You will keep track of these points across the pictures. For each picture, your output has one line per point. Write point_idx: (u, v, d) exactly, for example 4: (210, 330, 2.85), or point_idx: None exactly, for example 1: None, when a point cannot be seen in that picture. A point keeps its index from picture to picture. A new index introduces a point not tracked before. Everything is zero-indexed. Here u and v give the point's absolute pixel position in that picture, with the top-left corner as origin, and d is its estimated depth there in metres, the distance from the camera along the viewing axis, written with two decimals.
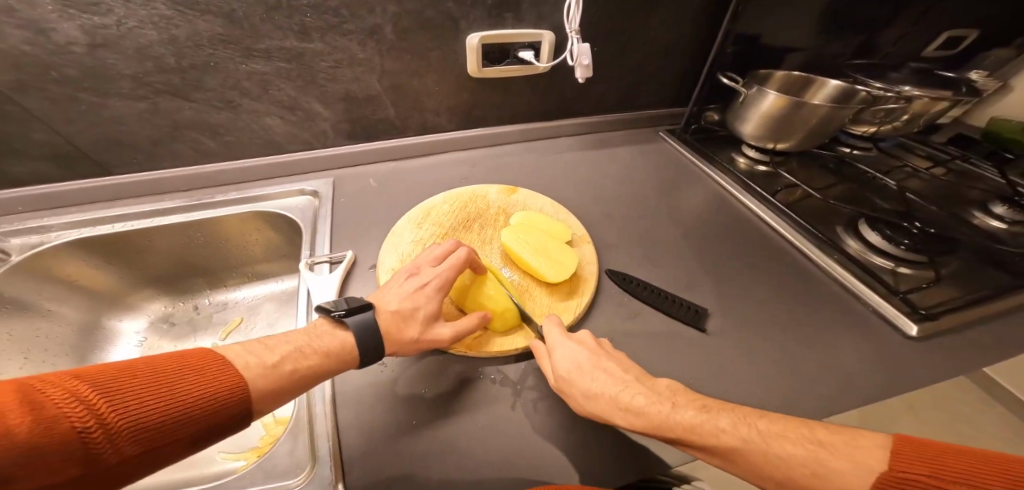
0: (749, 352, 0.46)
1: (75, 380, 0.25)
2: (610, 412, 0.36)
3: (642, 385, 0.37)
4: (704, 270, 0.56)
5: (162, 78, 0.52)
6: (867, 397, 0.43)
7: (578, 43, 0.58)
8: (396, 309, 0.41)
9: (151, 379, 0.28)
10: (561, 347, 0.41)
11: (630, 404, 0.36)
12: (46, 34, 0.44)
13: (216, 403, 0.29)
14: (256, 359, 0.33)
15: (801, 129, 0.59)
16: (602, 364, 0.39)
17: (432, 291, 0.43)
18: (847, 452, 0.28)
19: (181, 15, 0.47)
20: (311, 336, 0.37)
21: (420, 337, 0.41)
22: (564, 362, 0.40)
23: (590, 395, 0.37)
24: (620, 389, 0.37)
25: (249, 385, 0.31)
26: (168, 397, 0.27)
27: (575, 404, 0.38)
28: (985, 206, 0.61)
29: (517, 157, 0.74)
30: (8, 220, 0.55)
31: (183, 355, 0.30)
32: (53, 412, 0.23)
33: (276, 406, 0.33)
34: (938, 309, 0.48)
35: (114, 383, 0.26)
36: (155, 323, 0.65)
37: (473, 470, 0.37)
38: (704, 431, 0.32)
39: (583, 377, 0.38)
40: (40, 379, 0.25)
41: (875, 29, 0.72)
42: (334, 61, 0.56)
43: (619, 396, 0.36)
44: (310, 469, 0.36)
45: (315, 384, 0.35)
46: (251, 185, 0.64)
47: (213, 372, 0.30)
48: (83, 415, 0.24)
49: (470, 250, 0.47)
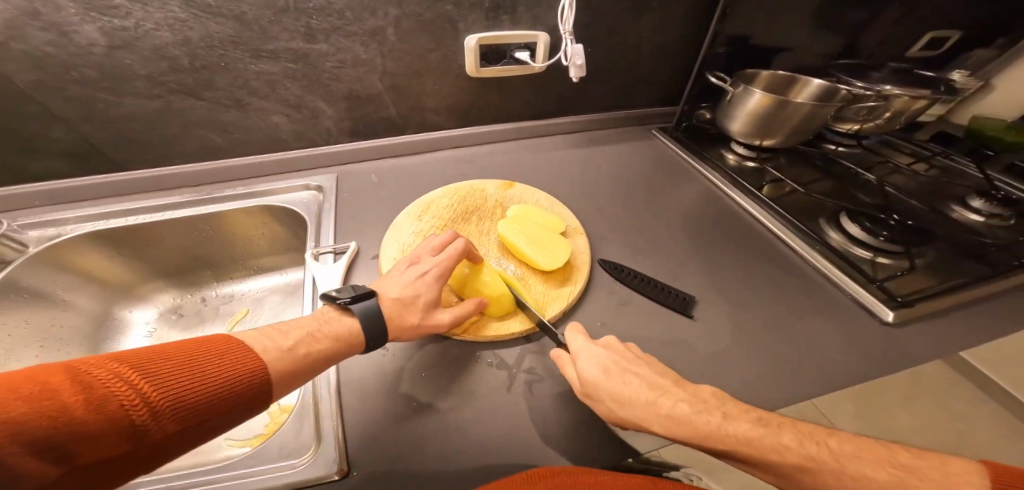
0: (734, 338, 0.49)
1: (117, 362, 0.27)
2: (649, 419, 0.37)
3: (678, 390, 0.38)
4: (692, 261, 0.58)
5: (175, 77, 0.54)
6: (846, 379, 0.45)
7: (572, 44, 0.60)
8: (397, 297, 0.43)
9: (185, 361, 0.30)
10: (586, 349, 0.41)
11: (673, 412, 0.36)
12: (68, 36, 0.47)
13: (243, 384, 0.31)
14: (274, 344, 0.35)
15: (786, 127, 0.62)
16: (633, 368, 0.40)
17: (431, 280, 0.45)
18: (935, 477, 0.31)
19: (195, 18, 0.50)
20: (320, 321, 0.39)
21: (421, 323, 0.43)
22: (592, 366, 0.39)
23: (624, 401, 0.37)
24: (658, 395, 0.37)
25: (270, 367, 0.33)
26: (202, 377, 0.29)
27: (603, 409, 0.39)
28: (964, 200, 0.63)
29: (513, 154, 0.77)
30: (26, 214, 0.58)
31: (208, 339, 0.32)
32: (101, 391, 0.25)
33: (297, 386, 0.35)
34: (913, 296, 0.50)
35: (152, 366, 0.28)
36: (165, 314, 0.67)
37: (469, 450, 0.39)
38: (762, 446, 0.33)
39: (617, 382, 0.38)
40: (84, 362, 0.27)
41: (860, 30, 0.75)
42: (339, 61, 0.59)
43: (656, 401, 0.37)
44: (315, 448, 0.38)
45: (326, 367, 0.37)
46: (257, 181, 0.66)
47: (238, 356, 0.32)
48: (128, 394, 0.26)
49: (467, 242, 0.50)
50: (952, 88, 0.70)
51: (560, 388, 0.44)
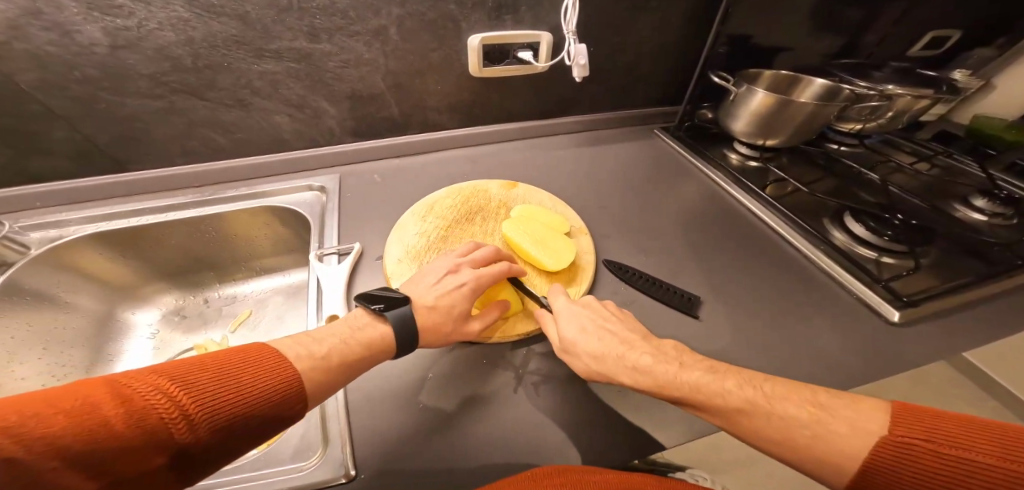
0: (738, 338, 0.49)
1: (156, 375, 0.28)
2: (618, 372, 0.39)
3: (646, 343, 0.40)
4: (696, 261, 0.58)
5: (178, 77, 0.54)
6: (850, 379, 0.45)
7: (575, 43, 0.60)
8: (433, 306, 0.42)
9: (221, 372, 0.29)
10: (569, 311, 0.44)
11: (637, 363, 0.38)
12: (71, 36, 0.47)
13: (275, 394, 0.30)
14: (306, 352, 0.34)
15: (791, 124, 0.61)
16: (606, 325, 0.42)
17: (470, 291, 0.44)
18: (848, 416, 0.31)
19: (198, 17, 0.49)
20: (352, 328, 0.39)
21: (453, 332, 0.43)
22: (570, 325, 0.42)
23: (595, 354, 0.40)
24: (626, 349, 0.39)
25: (302, 379, 0.32)
26: (235, 389, 0.29)
27: (579, 364, 0.41)
28: (966, 199, 0.64)
29: (516, 154, 0.77)
30: (27, 215, 0.57)
31: (246, 350, 0.32)
32: (140, 404, 0.26)
33: (330, 395, 0.35)
34: (919, 296, 0.50)
35: (190, 377, 0.28)
36: (168, 315, 0.67)
37: (476, 451, 0.39)
38: (709, 391, 0.35)
39: (591, 337, 0.41)
40: (126, 376, 0.27)
41: (862, 30, 0.75)
42: (342, 61, 0.59)
43: (624, 354, 0.39)
44: (322, 450, 0.38)
45: (359, 373, 0.37)
46: (259, 182, 0.66)
47: (271, 366, 0.31)
48: (166, 407, 0.27)
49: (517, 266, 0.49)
50: (954, 87, 0.70)
51: (568, 388, 0.44)
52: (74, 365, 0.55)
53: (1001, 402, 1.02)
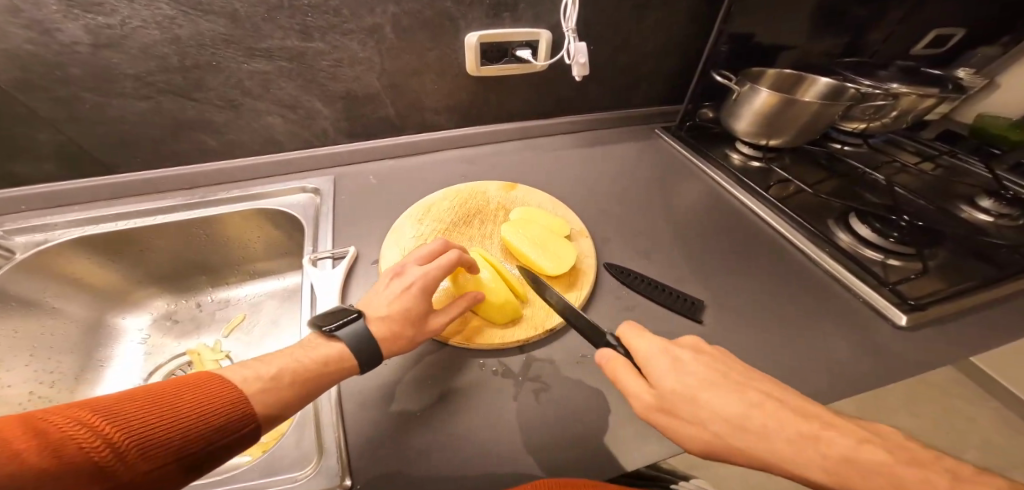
0: (743, 342, 0.48)
1: (79, 408, 0.27)
2: (806, 464, 0.26)
3: (844, 421, 0.28)
4: (699, 265, 0.57)
5: (165, 77, 0.53)
6: (858, 384, 0.44)
7: (575, 42, 0.59)
8: (387, 315, 0.41)
9: (152, 400, 0.29)
10: (664, 353, 0.32)
11: (830, 447, 0.26)
12: (51, 34, 0.45)
13: (218, 418, 0.30)
14: (254, 373, 0.34)
15: (797, 123, 0.60)
16: (757, 385, 0.30)
17: (419, 291, 0.42)
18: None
19: (184, 15, 0.48)
20: (306, 348, 0.38)
21: (417, 334, 0.41)
22: (690, 379, 0.30)
23: (745, 428, 0.27)
24: (818, 427, 0.27)
25: (251, 399, 0.32)
26: (172, 415, 0.28)
27: (700, 435, 0.29)
28: (972, 200, 0.63)
29: (515, 154, 0.75)
30: (11, 218, 0.56)
31: (181, 378, 0.32)
32: (59, 434, 0.25)
33: (285, 417, 0.34)
34: (927, 299, 0.49)
35: (116, 407, 0.28)
36: (159, 320, 0.65)
37: (475, 461, 0.38)
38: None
39: (731, 403, 0.29)
40: (44, 411, 0.26)
41: (865, 28, 0.74)
42: (335, 60, 0.57)
43: (812, 434, 0.27)
44: (317, 460, 0.37)
45: (320, 393, 0.36)
46: (252, 184, 0.65)
47: (212, 390, 0.31)
48: (89, 437, 0.26)
49: (461, 251, 0.46)
50: (959, 86, 0.69)
51: (569, 397, 0.43)
52: (63, 372, 0.53)
53: (1002, 402, 1.02)
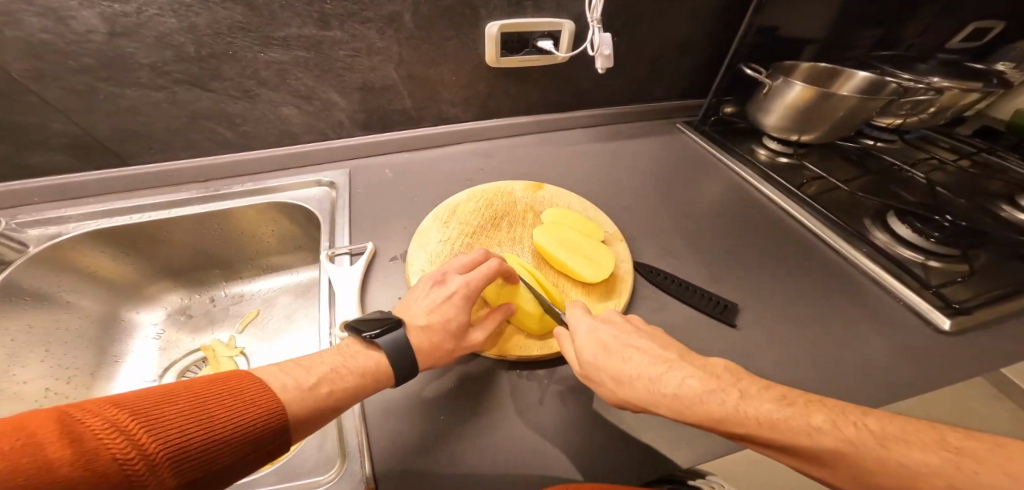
0: (774, 345, 0.46)
1: (116, 408, 0.24)
2: (654, 401, 0.33)
3: (686, 363, 0.34)
4: (726, 266, 0.55)
5: (180, 67, 0.51)
6: (899, 389, 0.42)
7: (600, 33, 0.56)
8: (427, 325, 0.39)
9: (191, 404, 0.27)
10: (585, 329, 0.38)
11: (672, 388, 0.32)
12: (66, 22, 0.44)
13: (255, 429, 0.28)
14: (294, 381, 0.32)
15: (833, 117, 0.57)
16: (634, 342, 0.36)
17: (462, 301, 0.41)
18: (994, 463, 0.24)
19: (202, 3, 0.46)
20: (344, 357, 0.36)
21: (457, 348, 0.40)
22: (590, 346, 0.37)
23: (622, 380, 0.34)
24: (663, 370, 0.33)
25: (288, 409, 0.30)
26: (207, 422, 0.26)
27: (605, 392, 0.36)
28: (1011, 199, 0.60)
29: (531, 149, 0.73)
30: (26, 211, 0.55)
31: (220, 379, 0.30)
32: (94, 443, 0.22)
33: (312, 429, 0.32)
34: (972, 303, 0.47)
35: (154, 410, 0.25)
36: (172, 315, 0.64)
37: (502, 469, 0.36)
38: (789, 428, 0.28)
39: (615, 360, 0.35)
40: (77, 408, 0.24)
41: (902, 20, 0.71)
42: (353, 50, 0.55)
43: (659, 377, 0.33)
44: (340, 464, 0.36)
45: (351, 404, 0.34)
46: (266, 177, 0.63)
47: (251, 397, 0.29)
48: (123, 446, 0.23)
49: (502, 259, 0.45)
50: (1003, 81, 0.66)
51: (595, 401, 0.42)
52: (79, 368, 0.52)
53: None
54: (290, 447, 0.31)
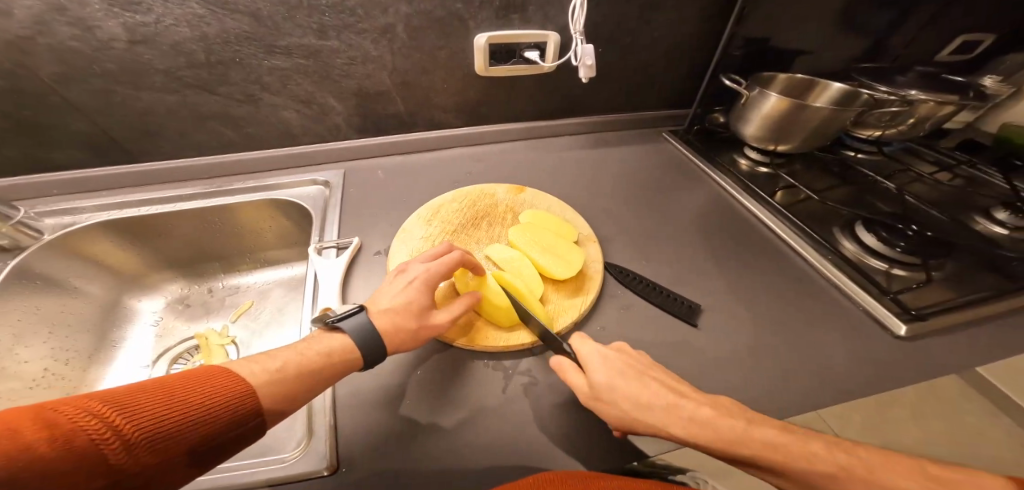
0: (738, 345, 0.47)
1: (89, 398, 0.27)
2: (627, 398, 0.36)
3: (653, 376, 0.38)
4: (699, 269, 0.56)
5: (192, 72, 0.55)
6: (855, 390, 0.43)
7: (583, 44, 0.59)
8: (389, 308, 0.41)
9: (163, 390, 0.29)
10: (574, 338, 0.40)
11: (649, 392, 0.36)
12: (92, 31, 0.48)
13: (227, 410, 0.30)
14: (261, 367, 0.34)
15: (806, 125, 0.58)
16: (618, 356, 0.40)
17: (422, 285, 0.43)
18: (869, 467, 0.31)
19: (213, 14, 0.50)
20: (308, 342, 0.38)
21: (420, 327, 0.41)
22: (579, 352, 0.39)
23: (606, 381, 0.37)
24: (636, 376, 0.37)
25: (258, 392, 0.32)
26: (178, 408, 0.29)
27: (585, 391, 0.37)
28: (987, 211, 0.60)
29: (518, 154, 0.76)
30: (45, 202, 0.60)
31: (194, 371, 0.32)
32: (70, 425, 0.25)
33: (292, 408, 0.34)
34: (928, 309, 0.48)
35: (128, 399, 0.28)
36: (172, 304, 0.67)
37: (458, 454, 0.38)
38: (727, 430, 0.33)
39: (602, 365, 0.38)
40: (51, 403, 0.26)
41: (886, 34, 0.72)
42: (349, 58, 0.59)
43: (634, 384, 0.37)
44: (306, 443, 0.38)
45: (324, 386, 0.36)
46: (266, 175, 0.67)
47: (220, 386, 0.31)
48: (98, 427, 0.26)
49: (464, 250, 0.48)
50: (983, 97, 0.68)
51: (557, 394, 0.43)
52: (78, 351, 0.55)
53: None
54: (267, 431, 0.33)
